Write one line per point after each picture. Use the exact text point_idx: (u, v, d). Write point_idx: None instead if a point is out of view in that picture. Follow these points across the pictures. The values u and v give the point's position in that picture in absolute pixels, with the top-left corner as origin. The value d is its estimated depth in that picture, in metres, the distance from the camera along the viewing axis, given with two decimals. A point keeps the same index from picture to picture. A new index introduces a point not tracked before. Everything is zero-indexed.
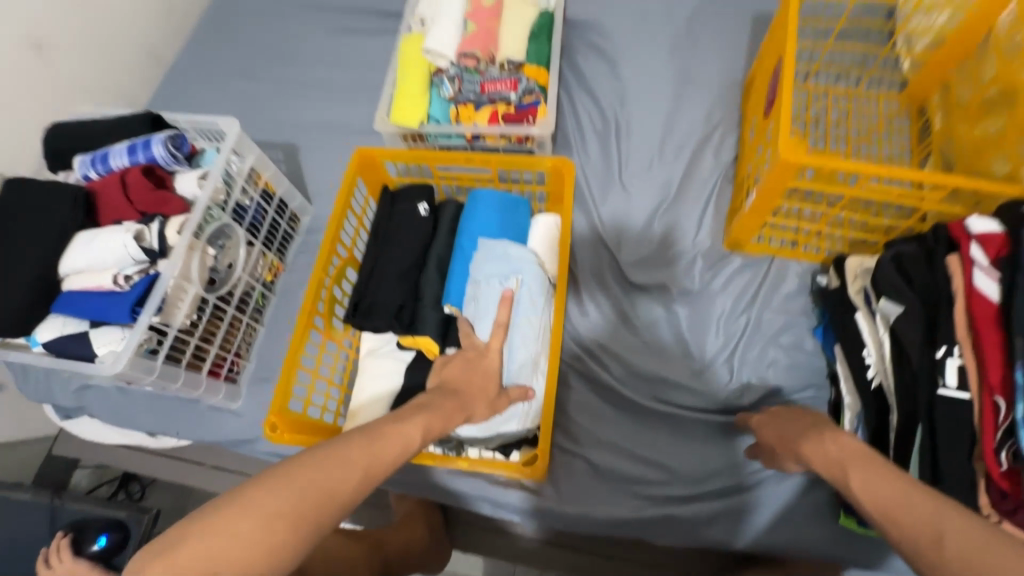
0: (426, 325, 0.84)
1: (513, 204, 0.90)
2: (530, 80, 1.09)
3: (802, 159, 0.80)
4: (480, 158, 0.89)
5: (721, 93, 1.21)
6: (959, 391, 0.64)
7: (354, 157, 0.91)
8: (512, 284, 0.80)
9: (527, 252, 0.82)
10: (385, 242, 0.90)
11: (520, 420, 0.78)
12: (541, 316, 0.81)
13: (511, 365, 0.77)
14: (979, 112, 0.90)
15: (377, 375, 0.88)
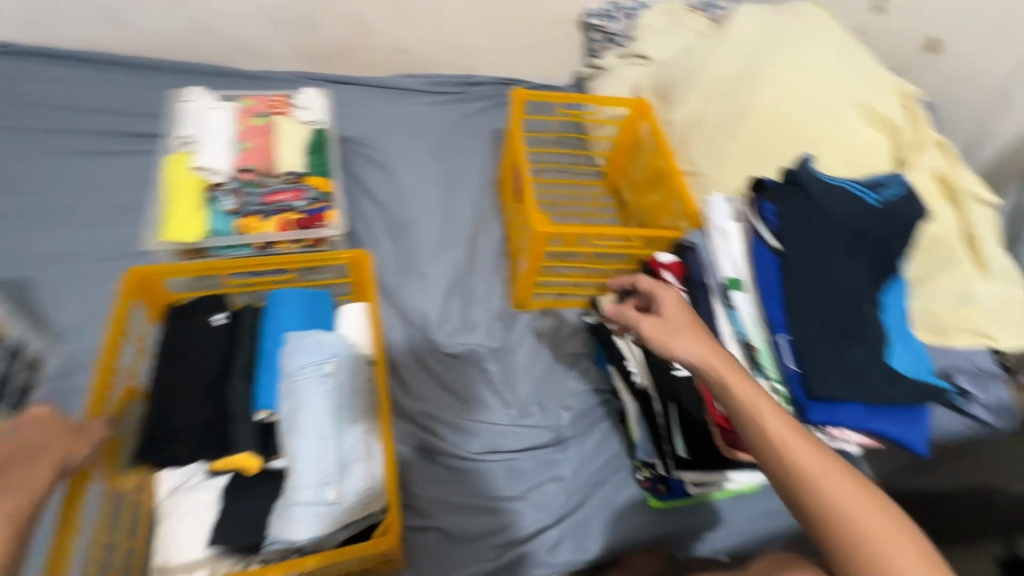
0: (240, 438, 0.79)
1: (315, 297, 0.94)
2: (314, 189, 1.16)
3: (550, 229, 1.05)
4: (275, 260, 0.92)
5: (481, 189, 1.48)
6: (684, 371, 0.91)
7: (127, 276, 0.86)
8: (331, 368, 0.81)
9: (339, 337, 0.86)
10: (180, 362, 0.86)
11: (364, 504, 0.76)
12: (362, 396, 0.83)
13: (344, 447, 0.77)
14: (647, 189, 1.34)
15: (188, 512, 0.76)
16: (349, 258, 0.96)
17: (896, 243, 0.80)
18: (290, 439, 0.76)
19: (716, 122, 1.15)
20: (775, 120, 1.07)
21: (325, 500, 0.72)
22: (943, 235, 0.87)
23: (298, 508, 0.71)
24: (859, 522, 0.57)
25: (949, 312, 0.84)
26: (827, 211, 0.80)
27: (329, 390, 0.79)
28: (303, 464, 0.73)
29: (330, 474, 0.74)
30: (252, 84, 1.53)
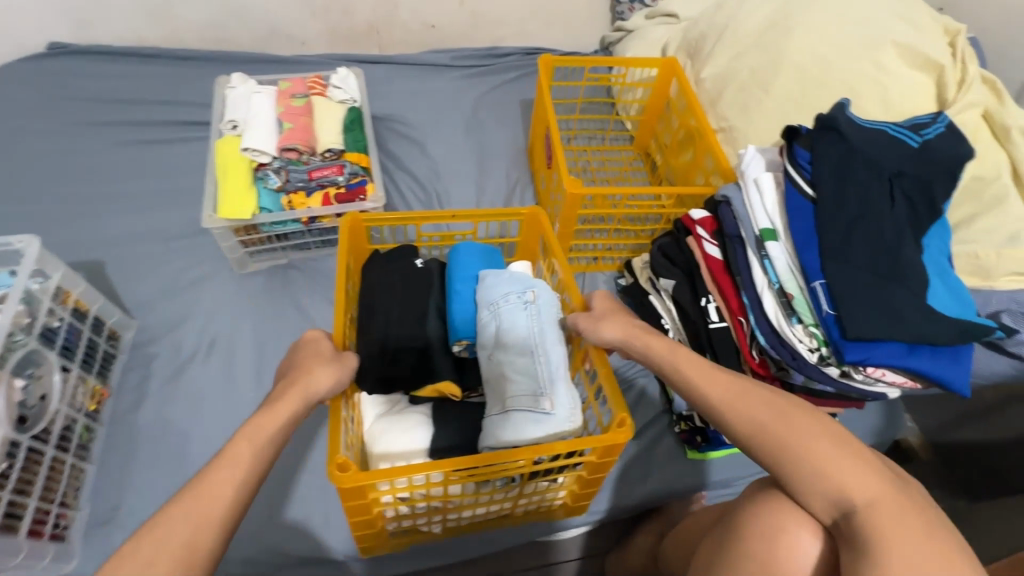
0: (442, 369, 0.91)
1: (492, 254, 1.02)
2: (353, 164, 1.22)
3: (582, 190, 1.07)
4: (467, 214, 1.00)
5: (512, 160, 1.50)
6: (721, 322, 0.92)
7: (348, 219, 0.96)
8: (531, 297, 0.90)
9: (528, 274, 0.95)
10: (386, 298, 0.96)
11: (569, 416, 0.80)
12: (555, 320, 0.90)
13: (550, 363, 0.85)
14: (679, 149, 1.34)
15: (397, 431, 0.86)
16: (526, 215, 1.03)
17: (943, 183, 0.78)
18: (500, 359, 0.86)
19: (748, 75, 1.13)
20: (811, 69, 1.04)
21: (540, 408, 0.80)
22: (990, 174, 0.85)
23: (515, 415, 0.80)
24: (797, 438, 0.62)
25: (996, 255, 0.83)
26: (865, 157, 0.79)
27: (532, 316, 0.89)
28: (517, 378, 0.83)
29: (544, 385, 0.82)
30: (287, 69, 1.59)
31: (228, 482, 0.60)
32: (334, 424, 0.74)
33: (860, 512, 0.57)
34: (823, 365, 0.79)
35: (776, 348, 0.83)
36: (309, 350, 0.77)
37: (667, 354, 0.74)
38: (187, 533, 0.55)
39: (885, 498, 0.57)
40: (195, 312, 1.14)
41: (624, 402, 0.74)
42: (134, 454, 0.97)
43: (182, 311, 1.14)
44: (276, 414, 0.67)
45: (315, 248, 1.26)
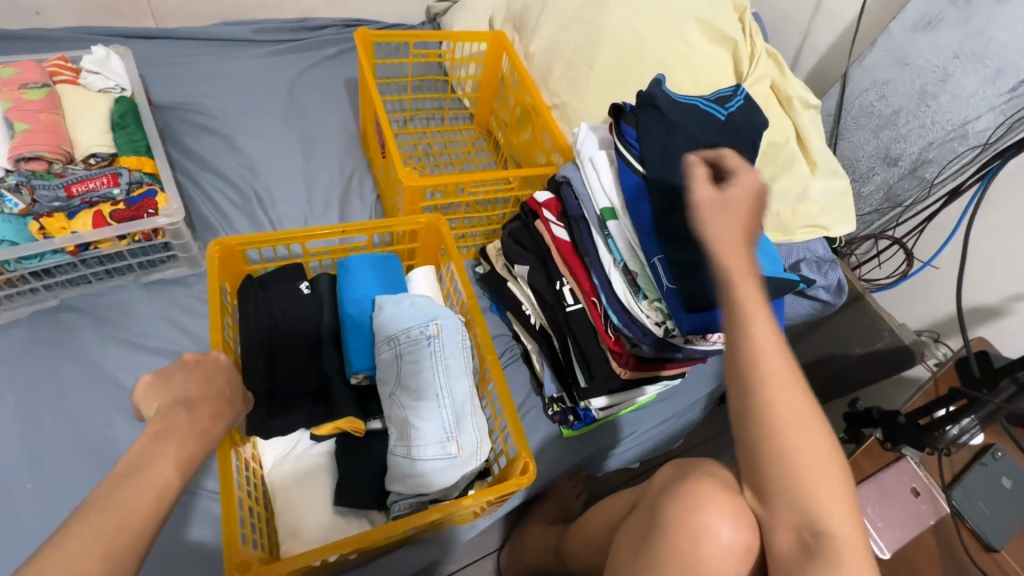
0: (344, 403, 0.80)
1: (386, 262, 0.91)
2: (132, 171, 0.97)
3: (420, 181, 0.99)
4: (356, 226, 0.89)
5: (344, 147, 1.34)
6: (576, 304, 0.93)
7: (213, 247, 0.81)
8: (434, 330, 0.80)
9: (431, 299, 0.85)
10: (274, 330, 0.83)
11: (477, 456, 0.77)
12: (464, 351, 0.82)
13: (457, 404, 0.77)
14: (518, 126, 1.31)
15: (306, 478, 0.79)
16: (425, 221, 0.93)
17: (747, 153, 0.85)
18: (402, 402, 0.78)
19: (572, 51, 1.13)
20: (629, 43, 1.07)
21: (450, 454, 0.75)
22: (782, 139, 0.95)
23: (424, 465, 0.74)
24: (813, 467, 0.53)
25: (793, 212, 0.93)
26: (683, 129, 0.82)
27: (434, 353, 0.79)
28: (422, 422, 0.76)
29: (449, 430, 0.76)
30: (22, 48, 1.22)
31: (165, 466, 0.51)
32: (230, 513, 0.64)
33: (830, 542, 0.52)
34: (669, 335, 0.82)
35: (628, 325, 0.84)
36: (216, 370, 0.66)
37: (740, 295, 0.56)
38: (105, 534, 0.44)
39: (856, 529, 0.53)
40: None
41: (529, 450, 0.74)
42: None
43: None
44: (200, 424, 0.58)
45: (98, 280, 1.01)
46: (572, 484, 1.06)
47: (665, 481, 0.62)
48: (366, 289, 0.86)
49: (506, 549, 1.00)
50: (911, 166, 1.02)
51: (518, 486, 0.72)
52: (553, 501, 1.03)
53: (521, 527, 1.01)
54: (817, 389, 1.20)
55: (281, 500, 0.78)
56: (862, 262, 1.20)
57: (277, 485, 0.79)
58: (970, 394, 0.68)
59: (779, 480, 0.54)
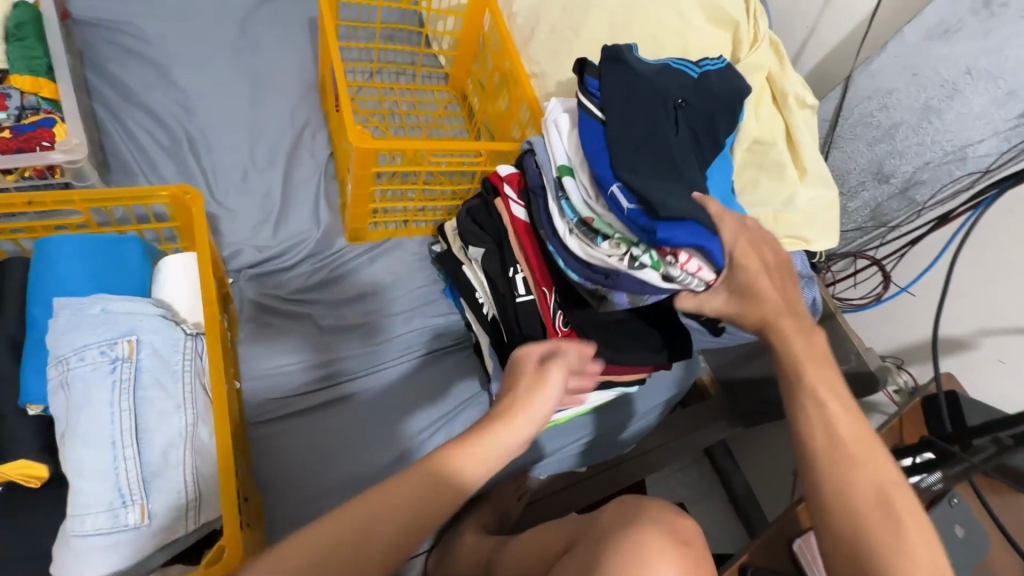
0: (15, 442, 0.58)
1: (113, 245, 0.68)
2: (27, 94, 0.82)
3: (373, 144, 0.87)
4: (51, 195, 0.63)
5: (298, 94, 1.19)
6: (528, 295, 0.85)
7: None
8: (125, 351, 0.58)
9: (139, 303, 0.61)
10: None
11: (184, 523, 0.56)
12: (181, 379, 0.60)
13: (142, 458, 0.55)
14: (494, 94, 1.20)
15: None
16: (167, 196, 0.69)
17: (722, 118, 0.75)
18: (70, 445, 0.54)
19: (560, 13, 1.01)
20: (620, 11, 0.95)
21: (122, 524, 0.54)
22: (770, 138, 0.87)
23: (85, 538, 0.53)
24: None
25: (774, 219, 0.86)
26: (650, 84, 0.72)
27: (120, 382, 0.57)
28: (82, 482, 0.53)
29: (128, 491, 0.54)
30: None
31: None
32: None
33: None
34: (635, 268, 0.69)
35: (588, 275, 0.75)
36: None
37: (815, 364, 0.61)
38: None
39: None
40: None
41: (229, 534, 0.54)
42: None
43: None
44: None
45: None
46: (512, 486, 1.00)
47: (610, 525, 0.55)
48: (71, 287, 0.63)
49: (436, 553, 0.93)
50: (903, 186, 0.97)
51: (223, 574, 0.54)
52: (490, 504, 0.97)
53: (454, 531, 0.93)
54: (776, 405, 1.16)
55: None
56: (838, 280, 1.15)
57: None
58: (938, 443, 0.67)
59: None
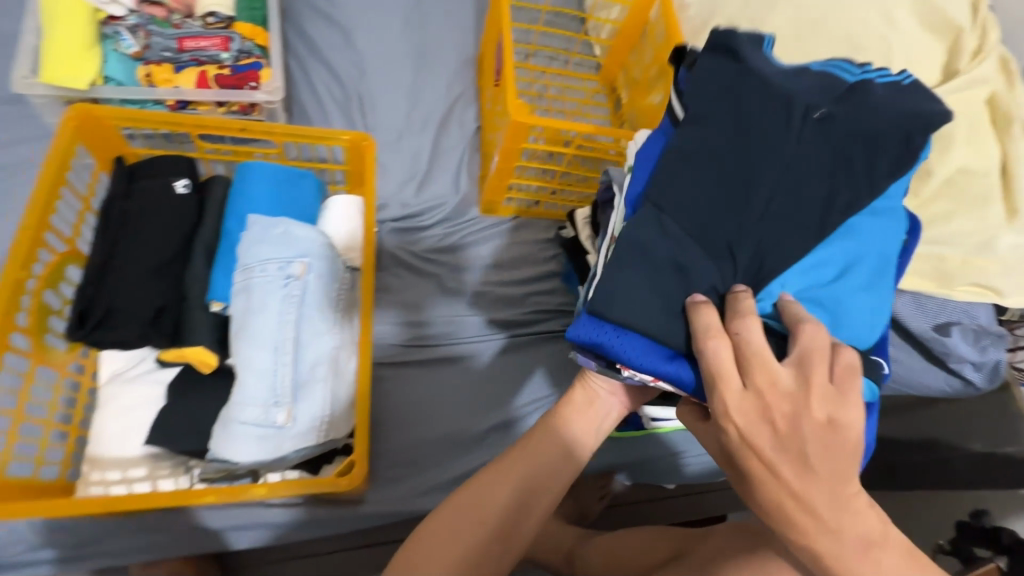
0: (196, 330, 0.66)
1: (296, 177, 0.76)
2: (244, 39, 0.93)
3: (529, 120, 0.88)
4: (260, 126, 0.72)
5: (456, 68, 1.25)
6: None
7: (68, 114, 0.65)
8: (298, 270, 0.64)
9: (314, 230, 0.68)
10: (163, 227, 0.69)
11: (317, 433, 0.63)
12: (336, 304, 0.67)
13: (298, 367, 0.62)
14: (647, 87, 1.17)
15: (133, 402, 0.67)
16: (348, 140, 0.76)
17: (880, 155, 0.51)
18: (241, 343, 0.61)
19: (741, 5, 0.94)
20: (812, 9, 0.87)
21: (273, 422, 0.60)
22: (981, 168, 0.75)
23: (241, 426, 0.60)
24: None
25: (963, 262, 0.74)
26: (763, 83, 0.53)
27: (291, 296, 0.63)
28: (247, 378, 0.60)
29: (281, 393, 0.61)
30: None
31: None
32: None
33: None
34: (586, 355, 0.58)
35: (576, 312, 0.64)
36: None
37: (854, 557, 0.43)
38: None
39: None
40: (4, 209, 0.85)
41: (360, 449, 0.59)
42: None
43: None
44: None
45: None
46: (597, 485, 0.97)
47: (722, 548, 0.55)
48: (263, 208, 0.72)
49: None
50: None
51: (346, 485, 0.60)
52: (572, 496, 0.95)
53: None
54: None
55: (96, 424, 0.66)
56: None
57: (101, 403, 0.67)
58: None
59: None
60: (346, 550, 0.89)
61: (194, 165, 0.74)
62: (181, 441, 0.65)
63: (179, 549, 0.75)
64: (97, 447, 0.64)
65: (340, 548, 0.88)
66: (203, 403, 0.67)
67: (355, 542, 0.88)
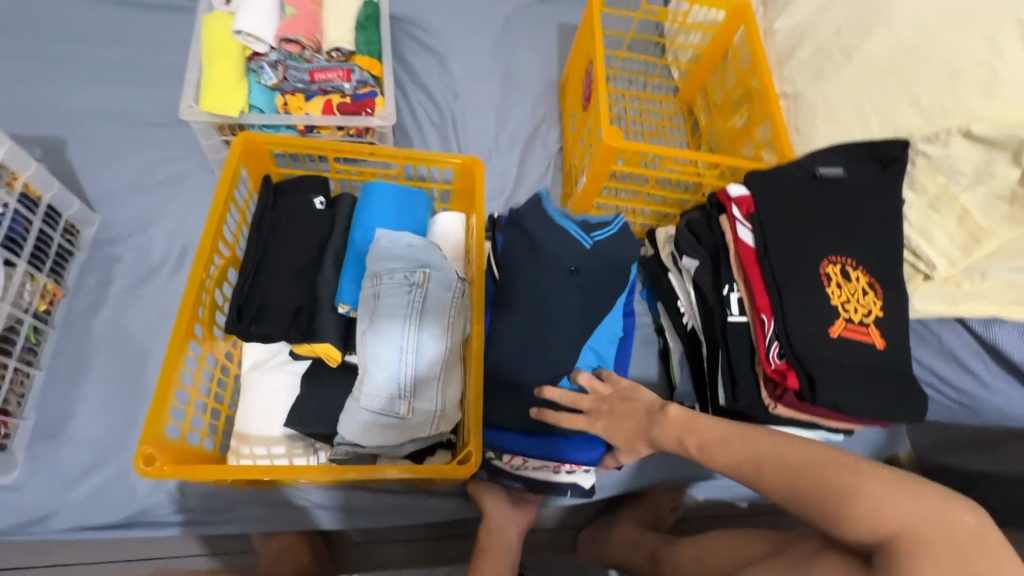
0: (327, 328, 0.76)
1: (411, 196, 0.85)
2: (363, 71, 1.04)
3: (620, 144, 0.94)
4: (386, 151, 0.82)
5: (541, 92, 1.33)
6: (740, 316, 0.84)
7: (237, 141, 0.77)
8: (420, 279, 0.72)
9: (433, 244, 0.76)
10: (302, 237, 0.80)
11: (431, 426, 0.70)
12: (450, 311, 0.74)
13: (419, 365, 0.70)
14: (729, 110, 1.20)
15: (273, 388, 0.78)
16: (459, 163, 0.84)
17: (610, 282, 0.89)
18: (371, 341, 0.70)
19: (831, 34, 0.96)
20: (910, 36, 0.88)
21: (396, 412, 0.69)
22: None
23: (369, 414, 0.68)
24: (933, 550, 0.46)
25: None
26: (545, 254, 0.86)
27: (414, 302, 0.71)
28: (377, 372, 0.69)
29: (403, 388, 0.70)
30: None
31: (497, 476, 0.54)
32: (158, 397, 0.60)
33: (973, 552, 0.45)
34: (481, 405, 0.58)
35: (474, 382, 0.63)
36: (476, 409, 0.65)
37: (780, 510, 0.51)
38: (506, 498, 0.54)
39: (913, 528, 0.47)
40: (164, 216, 0.99)
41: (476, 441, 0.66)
42: (87, 359, 0.87)
43: (150, 210, 0.99)
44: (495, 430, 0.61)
45: None
46: (672, 496, 1.00)
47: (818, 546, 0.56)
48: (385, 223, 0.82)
49: (590, 532, 0.96)
50: None
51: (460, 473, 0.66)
52: (647, 503, 0.98)
53: (609, 516, 0.97)
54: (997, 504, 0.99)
55: (243, 405, 0.77)
56: None
57: (247, 388, 0.78)
58: None
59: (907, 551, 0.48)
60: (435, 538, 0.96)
61: (327, 184, 0.85)
62: (314, 425, 0.74)
63: (298, 523, 0.84)
64: (245, 424, 0.75)
65: (429, 536, 0.95)
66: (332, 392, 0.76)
67: (444, 531, 0.96)
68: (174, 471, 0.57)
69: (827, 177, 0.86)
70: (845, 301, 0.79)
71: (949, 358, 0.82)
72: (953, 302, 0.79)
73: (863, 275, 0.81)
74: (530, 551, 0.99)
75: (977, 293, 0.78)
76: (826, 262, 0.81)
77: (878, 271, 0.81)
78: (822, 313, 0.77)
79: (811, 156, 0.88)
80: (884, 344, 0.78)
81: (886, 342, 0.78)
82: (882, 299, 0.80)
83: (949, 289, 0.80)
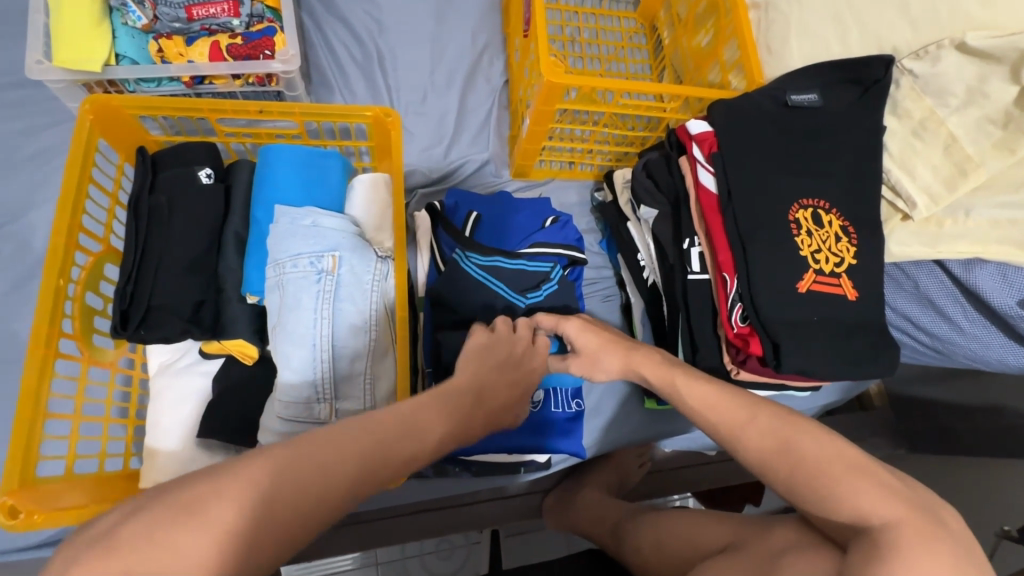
0: (234, 323, 0.66)
1: (319, 156, 0.72)
2: (255, 2, 0.85)
3: (563, 80, 0.80)
4: (278, 106, 0.68)
5: (481, 13, 1.14)
6: (703, 273, 0.76)
7: (83, 107, 0.63)
8: (329, 265, 0.62)
9: (343, 220, 0.65)
10: (191, 218, 0.67)
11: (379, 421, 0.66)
12: (371, 296, 0.64)
13: (339, 362, 0.62)
14: (694, 26, 1.04)
15: (180, 396, 0.68)
16: (372, 116, 0.71)
17: (559, 247, 0.82)
18: (280, 340, 0.61)
19: None
20: None
21: (316, 417, 0.61)
22: None
23: (286, 425, 0.61)
24: (862, 492, 0.43)
25: None
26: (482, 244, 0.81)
27: (324, 293, 0.62)
28: (291, 377, 0.61)
29: (322, 390, 0.61)
30: None
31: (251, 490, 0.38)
32: (17, 438, 0.53)
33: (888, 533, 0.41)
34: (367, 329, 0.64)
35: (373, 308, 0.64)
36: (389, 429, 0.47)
37: (749, 407, 0.51)
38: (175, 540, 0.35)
39: (908, 523, 0.41)
40: (43, 198, 0.84)
41: None
42: None
43: (24, 193, 0.84)
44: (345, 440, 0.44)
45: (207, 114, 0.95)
46: (637, 452, 0.97)
47: (785, 545, 0.49)
48: (289, 197, 0.69)
49: (559, 496, 0.93)
50: None
51: None
52: (613, 465, 0.94)
53: (575, 481, 0.94)
54: (961, 433, 0.99)
55: (150, 415, 0.68)
56: None
57: (153, 395, 0.69)
58: None
59: (827, 502, 0.45)
60: (399, 517, 0.90)
61: (217, 151, 0.71)
62: (229, 435, 0.66)
63: None
64: (152, 439, 0.66)
65: (391, 515, 0.90)
66: (253, 394, 0.68)
67: (411, 508, 0.91)
68: (45, 519, 0.51)
69: (800, 106, 0.75)
70: (815, 251, 0.70)
71: (923, 300, 0.79)
72: (932, 244, 0.72)
73: (836, 219, 0.72)
74: (495, 519, 0.95)
75: (959, 234, 0.70)
76: (797, 206, 0.72)
77: (855, 212, 0.73)
78: (791, 267, 0.69)
79: (782, 82, 0.76)
80: (856, 295, 0.71)
81: (859, 293, 0.71)
82: (857, 244, 0.72)
83: (929, 230, 0.72)
